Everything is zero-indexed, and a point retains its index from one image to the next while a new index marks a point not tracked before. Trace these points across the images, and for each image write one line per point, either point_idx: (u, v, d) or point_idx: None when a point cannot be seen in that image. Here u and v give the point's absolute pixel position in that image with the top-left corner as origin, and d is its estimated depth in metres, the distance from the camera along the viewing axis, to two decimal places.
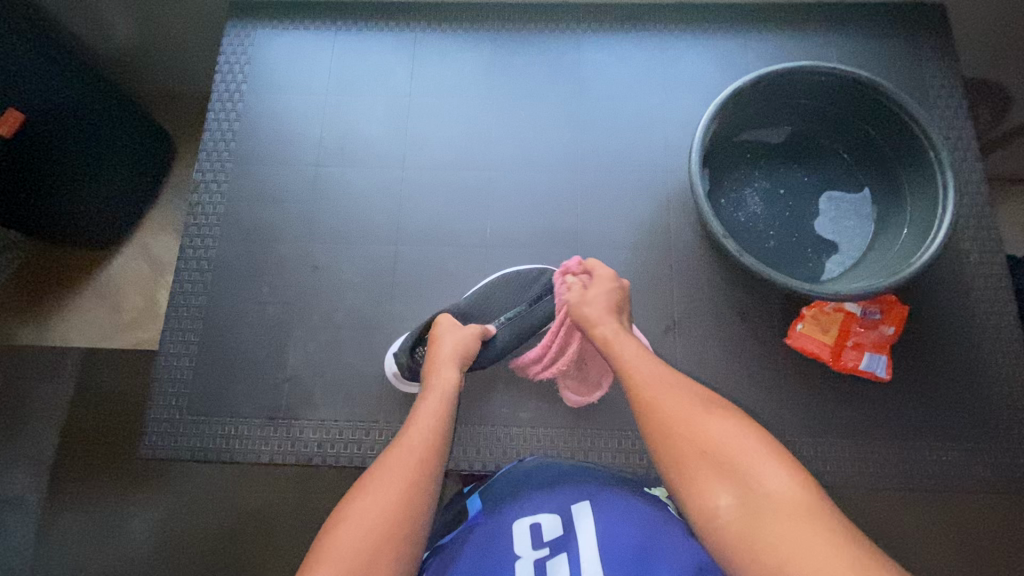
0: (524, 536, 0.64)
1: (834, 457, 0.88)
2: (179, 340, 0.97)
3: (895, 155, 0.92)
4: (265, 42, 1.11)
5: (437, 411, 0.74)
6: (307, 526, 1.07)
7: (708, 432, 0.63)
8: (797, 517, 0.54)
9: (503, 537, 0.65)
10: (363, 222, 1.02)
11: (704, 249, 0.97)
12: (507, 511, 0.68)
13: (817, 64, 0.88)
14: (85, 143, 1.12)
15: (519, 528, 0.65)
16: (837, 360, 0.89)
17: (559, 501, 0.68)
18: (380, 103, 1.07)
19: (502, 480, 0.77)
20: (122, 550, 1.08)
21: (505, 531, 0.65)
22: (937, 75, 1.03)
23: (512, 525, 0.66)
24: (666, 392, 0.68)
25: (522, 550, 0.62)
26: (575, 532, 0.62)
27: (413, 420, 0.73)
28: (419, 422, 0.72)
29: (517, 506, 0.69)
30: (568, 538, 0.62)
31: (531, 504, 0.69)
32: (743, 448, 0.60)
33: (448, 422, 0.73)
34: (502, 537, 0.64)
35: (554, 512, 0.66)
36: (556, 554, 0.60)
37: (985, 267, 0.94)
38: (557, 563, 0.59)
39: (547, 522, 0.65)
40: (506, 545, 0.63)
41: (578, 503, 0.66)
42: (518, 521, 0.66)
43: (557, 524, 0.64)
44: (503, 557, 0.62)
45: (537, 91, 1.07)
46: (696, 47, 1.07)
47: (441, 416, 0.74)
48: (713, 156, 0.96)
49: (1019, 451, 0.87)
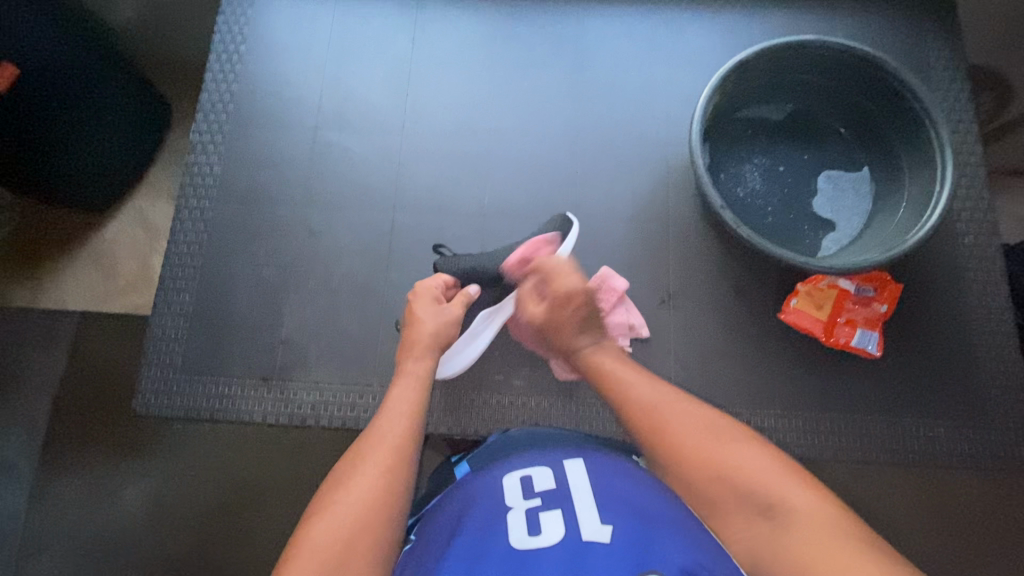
0: (515, 488, 0.64)
1: (822, 432, 0.89)
2: (174, 300, 0.97)
3: (895, 132, 0.92)
4: (265, 4, 1.09)
5: (415, 395, 0.73)
6: (300, 490, 1.08)
7: (722, 455, 0.60)
8: (824, 531, 0.52)
9: (493, 490, 0.65)
10: (362, 188, 1.01)
11: (702, 223, 0.97)
12: (497, 466, 0.69)
13: (821, 39, 0.88)
14: (82, 101, 1.10)
15: (510, 481, 0.65)
16: (829, 337, 0.90)
17: (550, 456, 0.68)
18: (381, 70, 1.06)
19: (490, 449, 0.77)
20: (114, 511, 1.09)
21: (496, 484, 0.66)
22: (940, 57, 1.03)
23: (503, 478, 0.66)
24: (674, 411, 0.66)
25: (515, 502, 0.62)
26: (569, 487, 0.63)
27: (387, 405, 0.72)
28: (394, 409, 0.71)
29: (507, 464, 0.69)
30: (561, 492, 0.62)
31: (521, 461, 0.69)
32: (758, 468, 0.58)
33: (423, 405, 0.72)
34: (492, 490, 0.65)
35: (545, 466, 0.67)
36: (551, 507, 0.60)
37: (979, 250, 0.95)
38: (553, 516, 0.59)
39: (539, 475, 0.65)
40: (498, 498, 0.64)
41: (570, 460, 0.67)
42: (509, 475, 0.66)
43: (550, 478, 0.64)
44: (497, 514, 0.61)
45: (539, 61, 1.06)
46: (701, 23, 1.06)
47: (417, 401, 0.72)
48: (714, 130, 0.96)
49: (1003, 431, 0.88)
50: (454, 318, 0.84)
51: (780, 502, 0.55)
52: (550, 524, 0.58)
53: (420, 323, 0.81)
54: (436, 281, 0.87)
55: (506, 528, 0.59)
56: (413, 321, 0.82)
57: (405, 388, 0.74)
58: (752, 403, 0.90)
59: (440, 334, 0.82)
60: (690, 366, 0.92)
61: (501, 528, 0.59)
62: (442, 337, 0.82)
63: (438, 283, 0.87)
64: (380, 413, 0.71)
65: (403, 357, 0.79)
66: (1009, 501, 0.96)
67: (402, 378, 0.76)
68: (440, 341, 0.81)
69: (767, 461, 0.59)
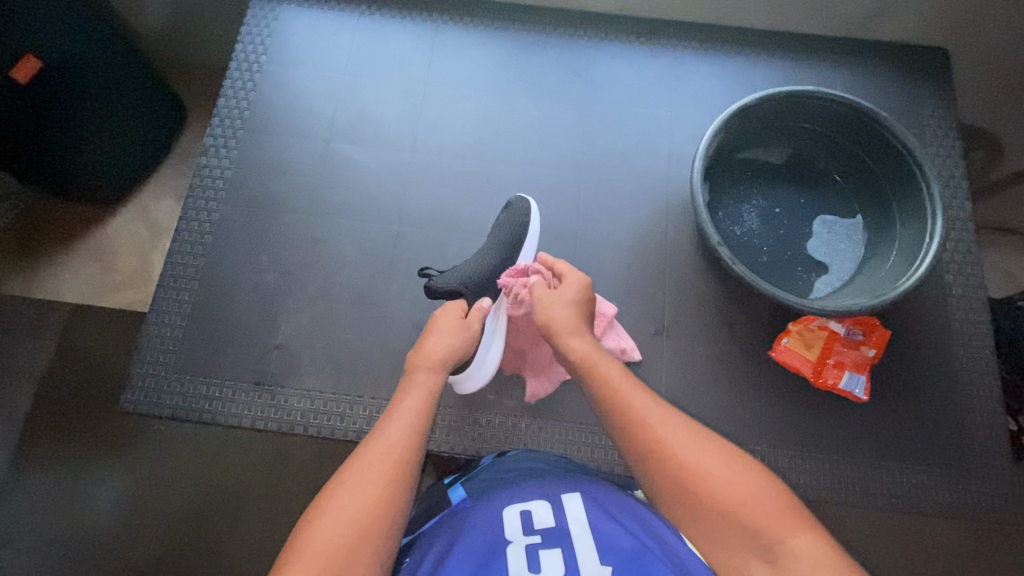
0: (515, 522, 0.65)
1: (808, 471, 0.89)
2: (173, 298, 0.97)
3: (889, 183, 0.95)
4: (289, 18, 1.13)
5: (423, 404, 0.73)
6: (281, 497, 1.07)
7: (728, 491, 0.59)
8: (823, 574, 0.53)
9: (492, 522, 0.65)
10: (367, 200, 1.03)
11: (699, 257, 0.99)
12: (496, 496, 0.69)
13: (822, 90, 0.92)
14: (97, 98, 1.12)
15: (510, 514, 0.66)
16: (818, 377, 0.92)
17: (548, 490, 0.69)
18: (396, 88, 1.09)
19: (486, 475, 0.77)
20: (88, 510, 1.07)
21: (496, 516, 0.66)
22: (934, 114, 1.07)
23: (503, 510, 0.67)
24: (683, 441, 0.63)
25: (514, 536, 0.63)
26: (568, 524, 0.63)
27: (392, 413, 0.71)
28: (399, 419, 0.70)
29: (506, 493, 0.70)
30: (561, 529, 0.63)
31: (521, 492, 0.69)
32: (767, 506, 0.57)
33: (429, 417, 0.71)
34: (493, 521, 0.66)
35: (543, 501, 0.67)
36: (550, 544, 0.61)
37: (966, 302, 0.97)
38: (552, 554, 0.60)
39: (539, 510, 0.66)
40: (497, 530, 0.64)
41: (569, 495, 0.68)
42: (509, 507, 0.67)
43: (549, 514, 0.65)
44: (497, 546, 0.62)
45: (551, 90, 1.09)
46: (709, 66, 1.11)
47: (423, 411, 0.72)
48: (715, 169, 1.00)
49: (987, 482, 0.89)
50: (470, 337, 0.83)
51: (784, 546, 0.55)
52: (550, 562, 0.59)
53: (432, 345, 0.80)
54: (456, 308, 0.84)
55: (506, 563, 0.60)
56: (424, 345, 0.80)
57: (413, 399, 0.73)
58: (739, 438, 0.91)
59: (452, 355, 0.80)
60: (680, 397, 0.92)
61: (501, 561, 0.60)
62: (456, 355, 0.80)
63: (455, 305, 0.85)
64: (385, 420, 0.70)
65: (412, 368, 0.78)
66: (987, 551, 0.97)
67: (411, 386, 0.75)
68: (453, 358, 0.80)
69: (776, 501, 0.58)
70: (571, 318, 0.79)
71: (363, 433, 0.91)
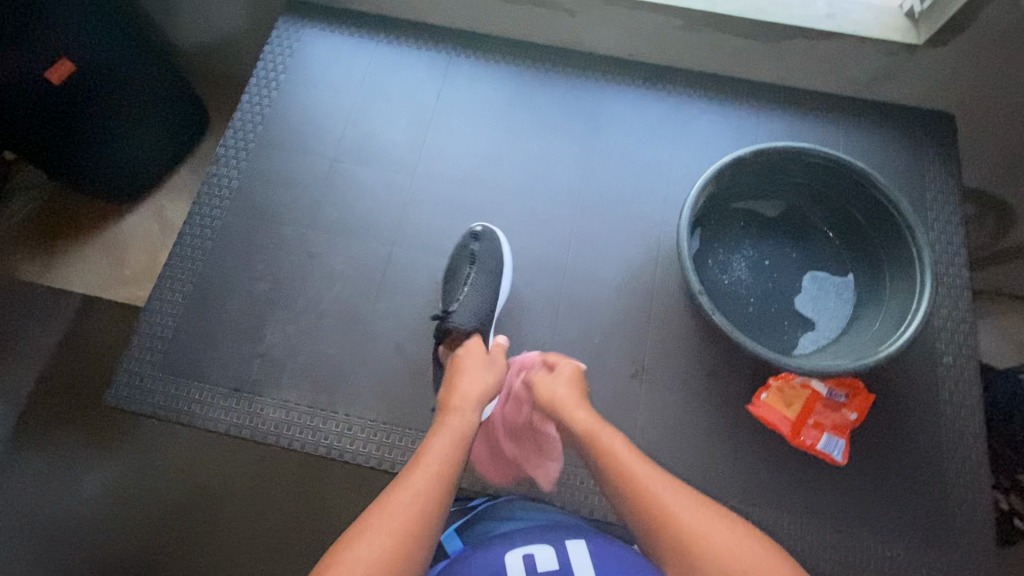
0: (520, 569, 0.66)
1: (781, 533, 0.87)
2: (168, 299, 1.00)
3: (881, 245, 0.95)
4: (310, 41, 1.18)
5: (452, 449, 0.74)
6: (254, 503, 1.08)
7: (727, 555, 0.61)
8: None
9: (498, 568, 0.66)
10: (365, 220, 1.06)
11: (685, 303, 0.99)
12: (499, 541, 0.69)
13: (816, 149, 0.93)
14: (124, 103, 1.18)
15: (514, 559, 0.67)
16: (796, 437, 0.90)
17: (549, 534, 0.70)
18: (404, 114, 1.13)
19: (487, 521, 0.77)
20: (64, 501, 1.08)
21: (499, 561, 0.66)
22: (935, 178, 1.07)
23: (506, 555, 0.67)
24: (686, 509, 0.66)
25: None
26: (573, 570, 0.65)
27: (423, 455, 0.73)
28: (428, 462, 0.72)
29: (507, 538, 0.70)
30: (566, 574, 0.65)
31: (522, 537, 0.70)
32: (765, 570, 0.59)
33: (458, 463, 0.73)
34: (498, 566, 0.66)
35: (545, 544, 0.68)
36: None
37: (957, 370, 0.95)
38: None
39: (541, 555, 0.67)
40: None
41: (570, 538, 0.69)
42: (513, 553, 0.67)
43: (552, 559, 0.66)
44: None
45: (554, 126, 1.12)
46: (713, 115, 1.12)
47: (453, 456, 0.73)
48: (708, 217, 1.00)
49: (970, 562, 0.85)
50: (499, 376, 0.87)
51: None
52: None
53: (463, 386, 0.83)
54: (475, 348, 0.88)
55: None
56: (452, 386, 0.83)
57: (442, 443, 0.75)
58: (712, 489, 0.89)
59: (482, 398, 0.82)
60: (654, 442, 0.91)
61: None
62: (489, 394, 0.84)
63: (477, 346, 0.88)
64: (416, 460, 0.73)
65: (445, 411, 0.80)
66: None
67: (443, 430, 0.77)
68: (486, 398, 0.83)
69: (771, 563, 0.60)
70: (570, 393, 0.82)
71: (333, 449, 0.92)
